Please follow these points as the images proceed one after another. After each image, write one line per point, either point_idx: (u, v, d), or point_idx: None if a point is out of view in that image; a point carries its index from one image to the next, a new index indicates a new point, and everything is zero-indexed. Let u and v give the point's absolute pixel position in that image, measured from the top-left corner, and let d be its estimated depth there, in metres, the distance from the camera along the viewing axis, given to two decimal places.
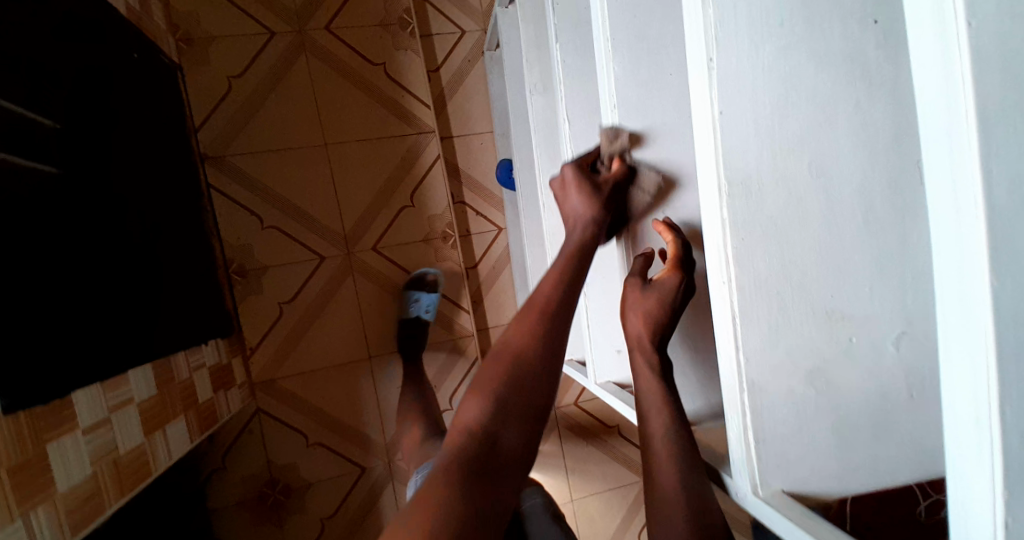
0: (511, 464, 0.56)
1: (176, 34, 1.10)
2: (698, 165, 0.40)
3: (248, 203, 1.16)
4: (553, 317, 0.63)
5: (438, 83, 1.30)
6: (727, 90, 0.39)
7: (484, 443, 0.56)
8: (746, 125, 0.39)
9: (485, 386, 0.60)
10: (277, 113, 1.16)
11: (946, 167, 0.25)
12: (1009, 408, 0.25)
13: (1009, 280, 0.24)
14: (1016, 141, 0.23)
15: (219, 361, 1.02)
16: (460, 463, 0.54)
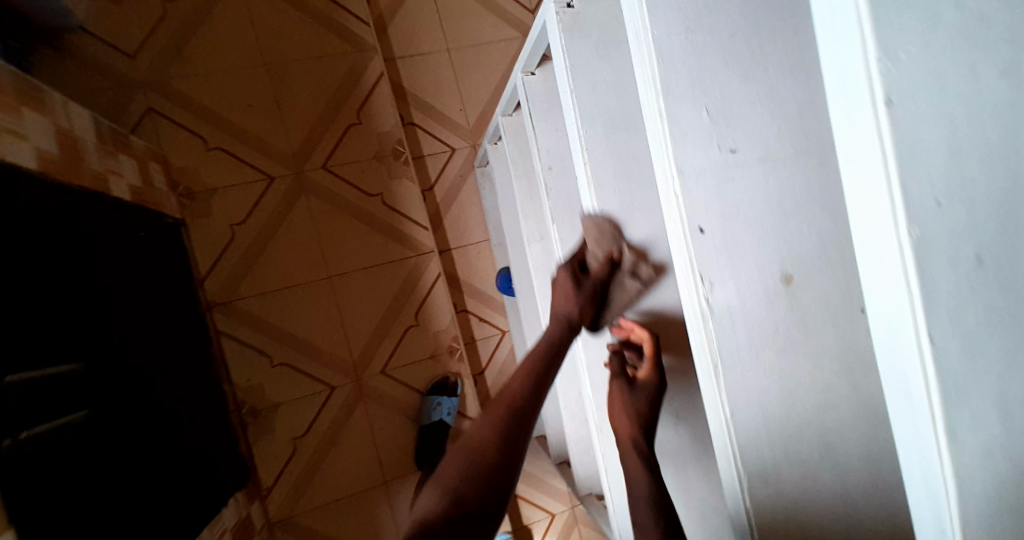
0: (527, 412, 0.61)
1: (178, 190, 1.14)
2: (717, 453, 0.45)
3: (260, 343, 1.19)
4: (518, 410, 0.61)
5: (433, 200, 1.34)
6: (736, 400, 0.43)
7: (504, 417, 0.60)
8: (757, 423, 0.43)
9: (459, 452, 0.58)
10: (284, 252, 1.21)
11: None
12: None
13: None
14: None
15: (240, 514, 1.03)
16: (482, 440, 0.58)
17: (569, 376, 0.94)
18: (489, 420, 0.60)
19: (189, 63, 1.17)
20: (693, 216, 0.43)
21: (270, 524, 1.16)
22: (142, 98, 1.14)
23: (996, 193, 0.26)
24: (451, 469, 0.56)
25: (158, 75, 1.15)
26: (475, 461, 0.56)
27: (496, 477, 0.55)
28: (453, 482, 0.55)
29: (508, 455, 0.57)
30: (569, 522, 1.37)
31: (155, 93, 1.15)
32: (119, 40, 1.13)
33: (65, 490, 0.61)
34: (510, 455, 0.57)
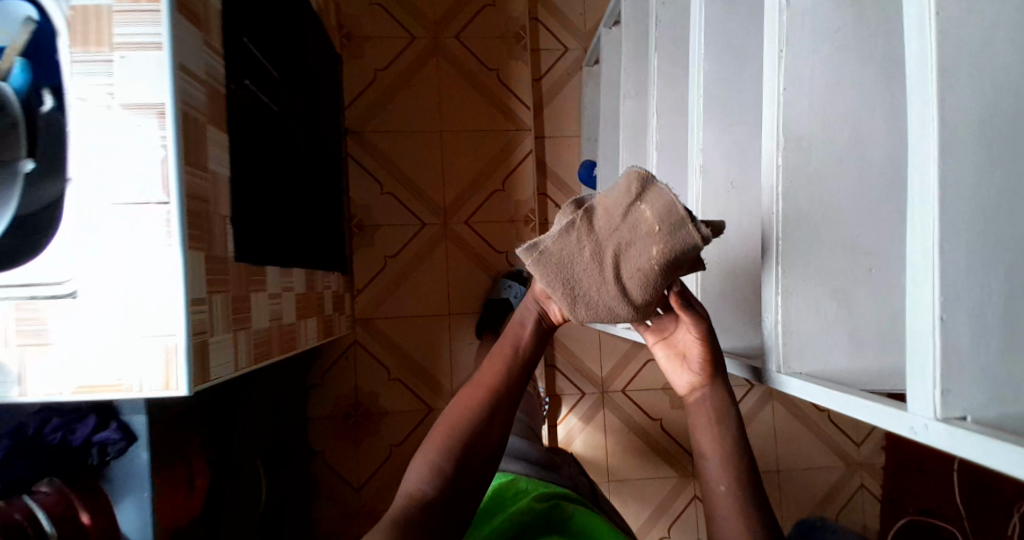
0: (506, 393, 0.70)
1: (342, 32, 1.39)
2: (764, 128, 0.55)
3: (376, 172, 1.40)
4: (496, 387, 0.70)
5: (540, 88, 1.48)
6: (791, 77, 0.53)
7: (484, 400, 0.69)
8: (801, 103, 0.53)
9: (441, 434, 0.68)
10: (410, 101, 1.41)
11: (920, 88, 0.37)
12: (966, 253, 0.35)
13: (969, 172, 0.36)
14: (971, 84, 0.36)
15: (340, 290, 1.25)
16: (459, 421, 0.68)
17: None
18: (467, 401, 0.69)
19: None
20: None
21: (354, 320, 1.38)
22: None
23: None
24: (428, 451, 0.67)
25: None
26: (447, 446, 0.66)
27: (468, 462, 0.66)
28: (431, 459, 0.66)
29: (481, 447, 0.67)
30: (597, 403, 1.55)
31: None
32: None
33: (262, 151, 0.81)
34: (484, 442, 0.67)
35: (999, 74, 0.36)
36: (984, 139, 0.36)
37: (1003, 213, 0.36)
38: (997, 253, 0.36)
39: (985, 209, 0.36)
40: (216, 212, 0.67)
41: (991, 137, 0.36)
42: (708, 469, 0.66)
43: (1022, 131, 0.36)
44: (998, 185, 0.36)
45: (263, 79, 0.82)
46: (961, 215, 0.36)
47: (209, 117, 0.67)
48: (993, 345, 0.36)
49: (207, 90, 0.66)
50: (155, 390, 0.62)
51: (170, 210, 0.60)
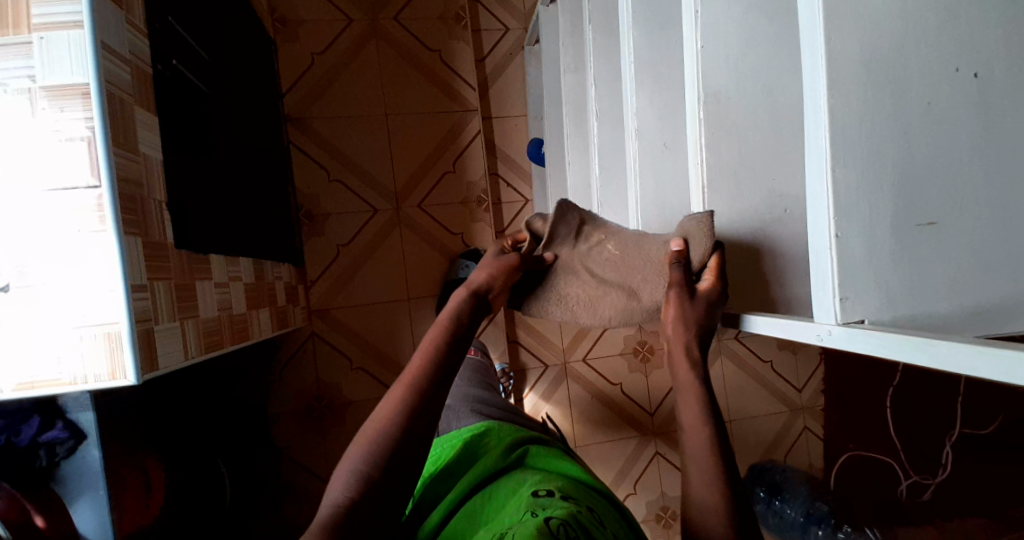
0: (435, 376, 0.62)
1: (274, 15, 1.36)
2: (686, 83, 0.58)
3: (320, 158, 1.39)
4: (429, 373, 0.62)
5: (483, 69, 1.49)
6: (708, 31, 0.56)
7: (411, 387, 0.61)
8: (717, 58, 0.56)
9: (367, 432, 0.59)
10: (353, 86, 1.40)
11: (809, 28, 0.40)
12: (852, 177, 0.40)
13: (852, 103, 0.39)
14: (851, 21, 0.39)
15: (291, 280, 1.22)
16: (386, 414, 0.59)
17: (582, 195, 1.11)
18: (398, 387, 0.61)
19: None
20: None
21: (309, 311, 1.37)
22: None
23: None
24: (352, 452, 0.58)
25: None
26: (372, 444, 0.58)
27: (398, 458, 0.57)
28: (355, 460, 0.57)
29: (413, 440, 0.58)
30: (561, 375, 1.59)
31: None
32: None
33: (196, 136, 0.79)
34: (413, 436, 0.58)
35: (884, 11, 0.40)
36: (869, 70, 0.40)
37: (886, 139, 0.40)
38: (882, 175, 0.40)
39: (870, 135, 0.40)
40: (149, 196, 0.65)
41: (875, 68, 0.40)
42: (685, 439, 0.59)
43: (900, 64, 0.40)
44: (880, 113, 0.40)
45: (194, 62, 0.81)
46: (852, 141, 0.40)
47: (136, 99, 0.65)
48: (883, 256, 0.40)
49: (132, 70, 0.64)
50: (100, 380, 0.60)
51: (102, 193, 0.58)
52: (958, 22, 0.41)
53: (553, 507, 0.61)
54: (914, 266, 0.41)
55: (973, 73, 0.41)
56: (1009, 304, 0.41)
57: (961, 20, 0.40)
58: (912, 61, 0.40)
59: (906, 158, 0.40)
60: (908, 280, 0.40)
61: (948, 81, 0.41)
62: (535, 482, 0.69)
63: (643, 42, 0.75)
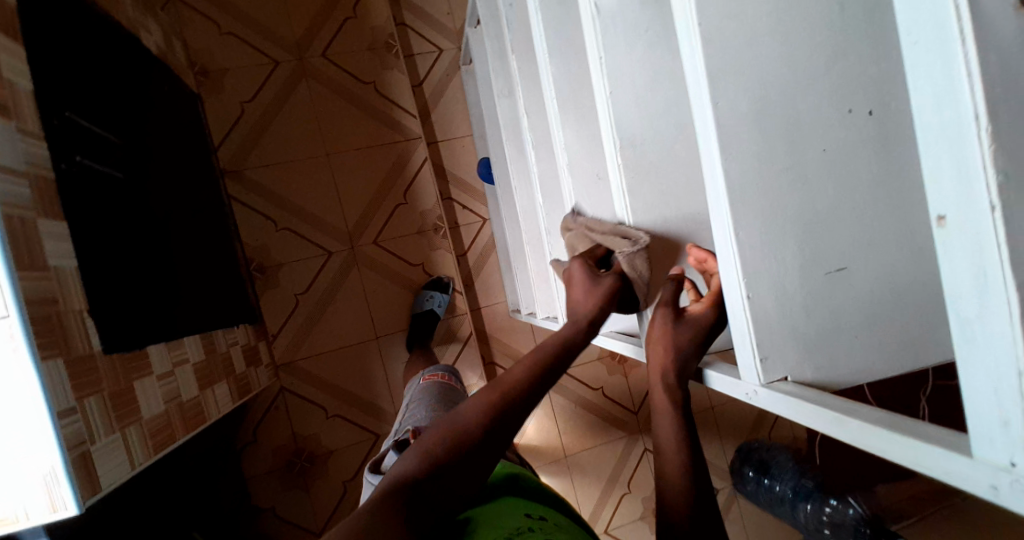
0: (522, 404, 0.62)
1: (195, 68, 1.31)
2: (602, 128, 0.57)
3: (263, 209, 1.35)
4: (515, 398, 0.61)
5: (421, 94, 1.46)
6: (616, 76, 0.55)
7: (500, 395, 0.61)
8: (627, 103, 0.56)
9: (440, 433, 0.59)
10: (289, 130, 1.37)
11: (697, 91, 0.40)
12: (757, 236, 0.40)
13: (743, 161, 0.39)
14: (734, 80, 0.39)
15: (248, 342, 1.20)
16: (467, 421, 0.60)
17: (529, 218, 1.10)
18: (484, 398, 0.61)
19: None
20: None
21: (276, 366, 1.34)
22: None
23: None
24: (434, 436, 0.59)
25: None
26: (452, 437, 0.58)
27: (457, 475, 0.56)
28: (432, 442, 0.58)
29: (483, 453, 0.58)
30: None
31: None
32: None
33: (118, 227, 0.77)
34: (487, 444, 0.58)
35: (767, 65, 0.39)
36: (759, 125, 0.39)
37: (789, 190, 0.40)
38: (787, 228, 0.40)
39: (768, 190, 0.40)
40: (68, 308, 0.63)
41: (765, 122, 0.39)
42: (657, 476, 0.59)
43: (793, 113, 0.40)
44: (778, 167, 0.40)
45: (105, 149, 0.77)
46: (750, 200, 0.39)
47: (39, 211, 0.62)
48: (798, 308, 0.40)
49: (32, 183, 0.62)
50: (40, 516, 0.58)
51: (13, 324, 0.55)
52: (848, 61, 0.40)
53: (519, 521, 0.56)
54: (831, 312, 0.40)
55: (868, 111, 0.41)
56: (924, 338, 0.42)
57: (850, 59, 0.40)
58: (803, 109, 0.40)
59: (809, 205, 0.40)
60: (823, 328, 0.40)
61: (844, 122, 0.40)
62: (529, 504, 0.65)
63: (563, 77, 0.74)
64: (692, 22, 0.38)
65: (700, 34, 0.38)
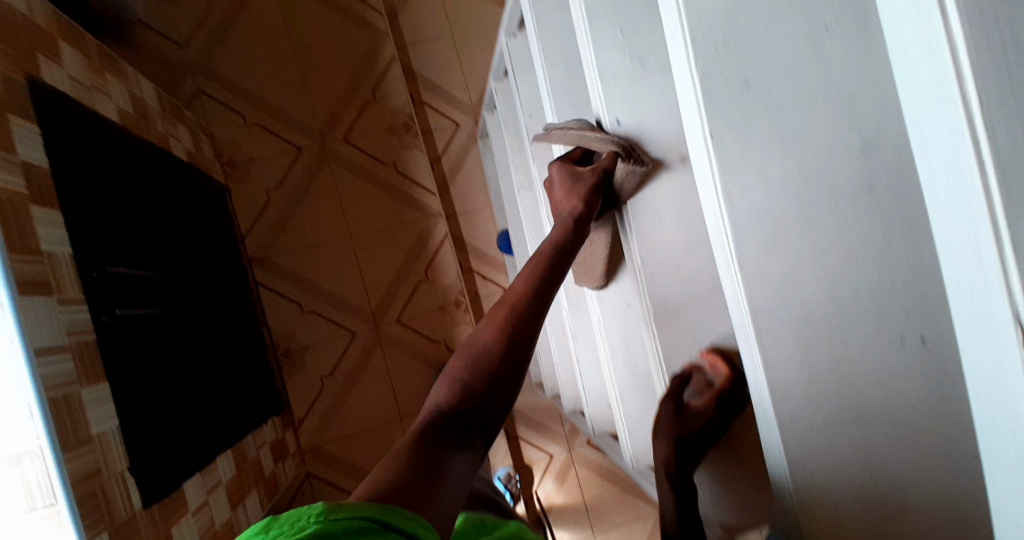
0: (529, 311, 0.64)
1: (222, 160, 1.34)
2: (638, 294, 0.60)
3: (290, 293, 1.36)
4: (523, 313, 0.63)
5: (440, 170, 1.47)
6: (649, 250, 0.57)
7: (509, 315, 0.63)
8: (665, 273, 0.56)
9: (458, 361, 0.61)
10: (311, 214, 1.38)
11: (742, 331, 0.40)
12: (810, 475, 0.40)
13: (792, 404, 0.40)
14: (780, 325, 0.39)
15: (276, 435, 1.20)
16: (482, 342, 0.62)
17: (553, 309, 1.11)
18: (494, 320, 0.63)
19: (230, 52, 1.35)
20: (612, 113, 0.57)
21: (302, 450, 1.35)
22: (193, 80, 1.33)
23: (784, 70, 0.39)
24: (457, 365, 0.61)
25: (204, 64, 1.34)
26: (474, 360, 0.61)
27: (486, 391, 0.58)
28: (456, 373, 0.60)
29: (506, 372, 0.60)
30: (566, 462, 1.57)
31: (203, 77, 1.34)
32: (173, 33, 1.33)
33: (157, 366, 0.78)
34: (510, 355, 0.61)
35: (817, 307, 0.39)
36: (807, 369, 0.39)
37: (841, 429, 0.40)
38: (837, 469, 0.40)
39: (818, 431, 0.40)
40: (110, 473, 0.64)
41: (813, 364, 0.40)
42: None
43: (841, 351, 0.40)
44: (828, 406, 0.40)
45: (144, 288, 0.80)
46: (802, 439, 0.40)
47: (83, 379, 0.63)
48: None
49: (74, 352, 0.63)
50: None
51: (60, 511, 0.55)
52: (896, 294, 0.39)
53: None
54: None
55: (920, 338, 0.40)
56: None
57: (900, 294, 0.39)
58: (854, 348, 0.40)
59: (864, 444, 0.40)
60: None
61: (900, 357, 0.40)
62: None
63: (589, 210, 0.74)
64: (734, 271, 0.39)
65: (745, 280, 0.39)
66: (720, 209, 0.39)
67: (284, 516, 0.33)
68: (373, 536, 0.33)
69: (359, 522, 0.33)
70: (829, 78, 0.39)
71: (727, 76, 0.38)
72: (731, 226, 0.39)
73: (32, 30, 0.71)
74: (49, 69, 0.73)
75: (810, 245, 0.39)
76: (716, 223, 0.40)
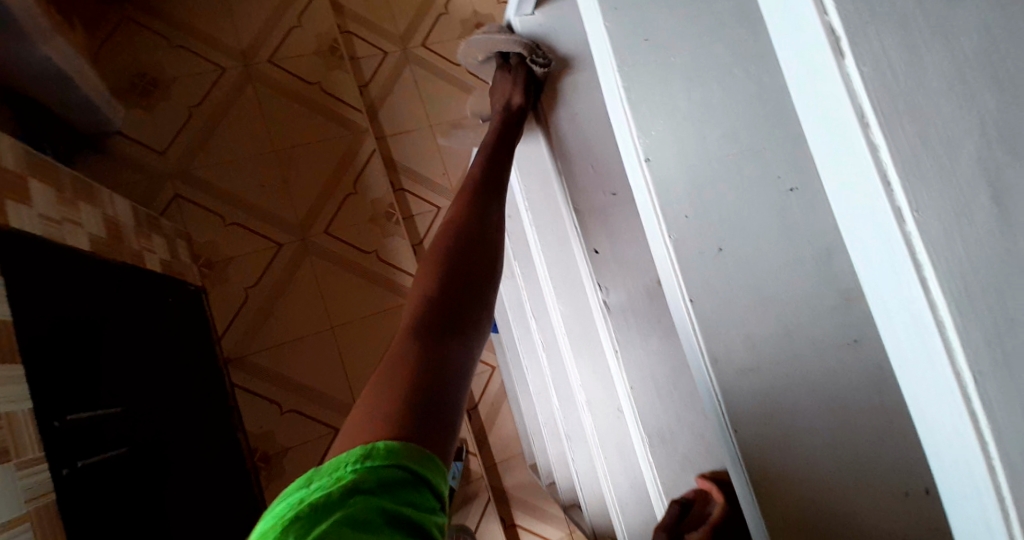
0: (483, 188, 0.71)
1: (200, 261, 1.32)
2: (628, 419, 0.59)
3: (270, 392, 1.31)
4: (478, 200, 0.69)
5: (422, 253, 1.47)
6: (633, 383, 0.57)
7: (466, 201, 0.68)
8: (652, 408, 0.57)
9: (427, 270, 0.59)
10: (291, 308, 1.35)
11: (746, 494, 0.44)
12: None
13: None
14: (782, 491, 0.42)
15: None
16: (449, 238, 0.62)
17: (543, 401, 1.10)
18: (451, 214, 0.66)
19: (208, 154, 1.37)
20: (589, 240, 0.61)
21: None
22: (171, 186, 1.33)
23: (745, 244, 0.44)
24: (426, 266, 0.60)
25: (181, 166, 1.34)
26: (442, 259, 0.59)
27: (462, 275, 0.59)
28: (429, 271, 0.58)
29: (470, 244, 0.62)
30: None
31: (181, 181, 1.34)
32: (149, 138, 1.34)
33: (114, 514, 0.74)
34: (477, 242, 0.63)
35: (812, 473, 0.43)
36: (809, 524, 0.43)
37: None
38: None
39: None
40: None
41: (816, 526, 0.43)
42: None
43: (845, 510, 0.43)
44: None
45: (106, 430, 0.76)
46: None
47: None
48: None
49: (34, 521, 0.59)
50: None
51: None
52: (886, 458, 0.43)
53: None
54: None
55: (924, 490, 0.43)
56: None
57: (895, 444, 0.43)
58: (861, 509, 0.43)
59: None
60: None
61: (903, 505, 0.43)
62: None
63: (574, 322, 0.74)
64: (731, 442, 0.43)
65: (741, 449, 0.42)
66: (710, 383, 0.43)
67: (325, 466, 0.38)
68: (408, 485, 0.37)
69: (395, 470, 0.37)
70: (801, 244, 0.44)
71: (701, 246, 0.43)
72: (724, 398, 0.43)
73: (0, 174, 0.71)
74: (19, 212, 0.71)
75: (814, 412, 0.43)
76: (710, 395, 0.44)
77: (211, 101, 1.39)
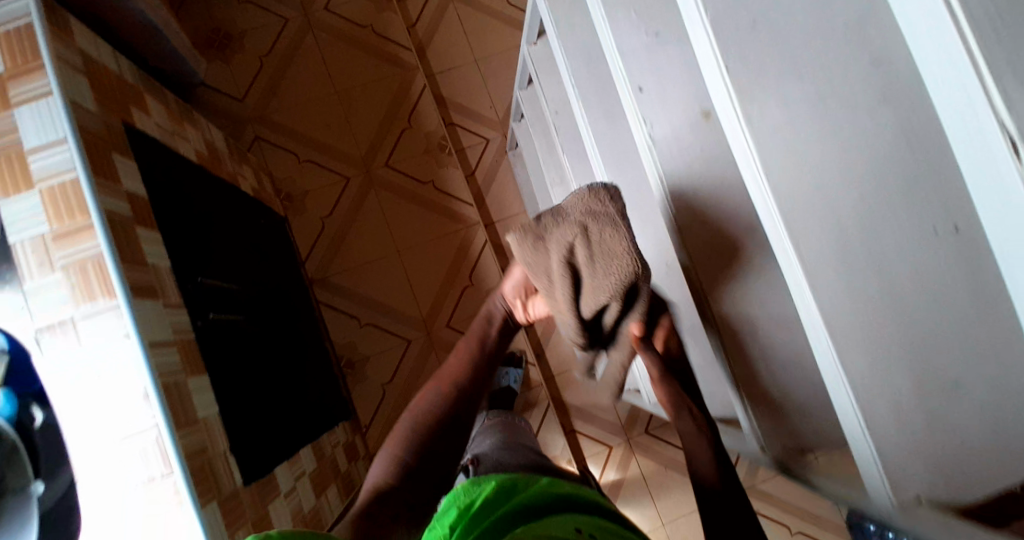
0: (468, 385, 0.77)
1: (281, 196, 1.46)
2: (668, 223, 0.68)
3: (350, 309, 1.45)
4: (462, 396, 0.76)
5: (475, 182, 1.55)
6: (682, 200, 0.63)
7: (449, 388, 0.76)
8: None
9: (397, 440, 0.72)
10: (361, 236, 1.47)
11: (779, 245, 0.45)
12: (868, 374, 0.45)
13: (842, 305, 0.44)
14: (818, 232, 0.44)
15: (346, 440, 1.26)
16: (432, 406, 0.74)
17: None
18: (432, 391, 0.76)
19: (281, 98, 1.50)
20: (632, 81, 0.64)
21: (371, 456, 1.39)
22: (252, 129, 1.47)
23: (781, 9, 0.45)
24: (396, 442, 0.72)
25: (258, 111, 1.48)
26: (455, 382, 0.77)
27: (432, 454, 0.69)
28: (397, 451, 0.70)
29: (444, 428, 0.72)
30: (627, 452, 1.51)
31: (259, 125, 1.48)
32: (229, 88, 1.48)
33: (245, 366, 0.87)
34: (450, 427, 0.72)
35: (843, 216, 0.45)
36: (840, 253, 0.44)
37: (900, 328, 0.45)
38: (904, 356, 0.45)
39: (864, 329, 0.44)
40: (215, 452, 0.72)
41: (851, 268, 0.44)
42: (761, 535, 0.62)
43: (876, 251, 0.45)
44: (875, 305, 0.44)
45: (226, 300, 0.89)
46: (853, 341, 0.44)
47: (186, 371, 0.71)
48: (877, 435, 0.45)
49: (179, 348, 0.72)
50: None
51: (176, 477, 0.64)
52: (921, 202, 0.45)
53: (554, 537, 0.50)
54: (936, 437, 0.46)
55: (954, 228, 0.44)
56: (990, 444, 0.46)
57: (924, 173, 0.45)
58: (892, 245, 0.45)
59: (921, 338, 0.45)
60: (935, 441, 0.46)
61: (941, 245, 0.44)
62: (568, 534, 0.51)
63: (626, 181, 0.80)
64: (766, 190, 0.44)
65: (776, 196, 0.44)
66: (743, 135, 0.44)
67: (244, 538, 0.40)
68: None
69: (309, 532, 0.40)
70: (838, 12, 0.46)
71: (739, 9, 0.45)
72: (754, 144, 0.44)
73: (122, 84, 0.85)
74: (141, 119, 0.86)
75: (838, 162, 0.45)
76: (743, 150, 0.45)
77: (278, 51, 1.51)
